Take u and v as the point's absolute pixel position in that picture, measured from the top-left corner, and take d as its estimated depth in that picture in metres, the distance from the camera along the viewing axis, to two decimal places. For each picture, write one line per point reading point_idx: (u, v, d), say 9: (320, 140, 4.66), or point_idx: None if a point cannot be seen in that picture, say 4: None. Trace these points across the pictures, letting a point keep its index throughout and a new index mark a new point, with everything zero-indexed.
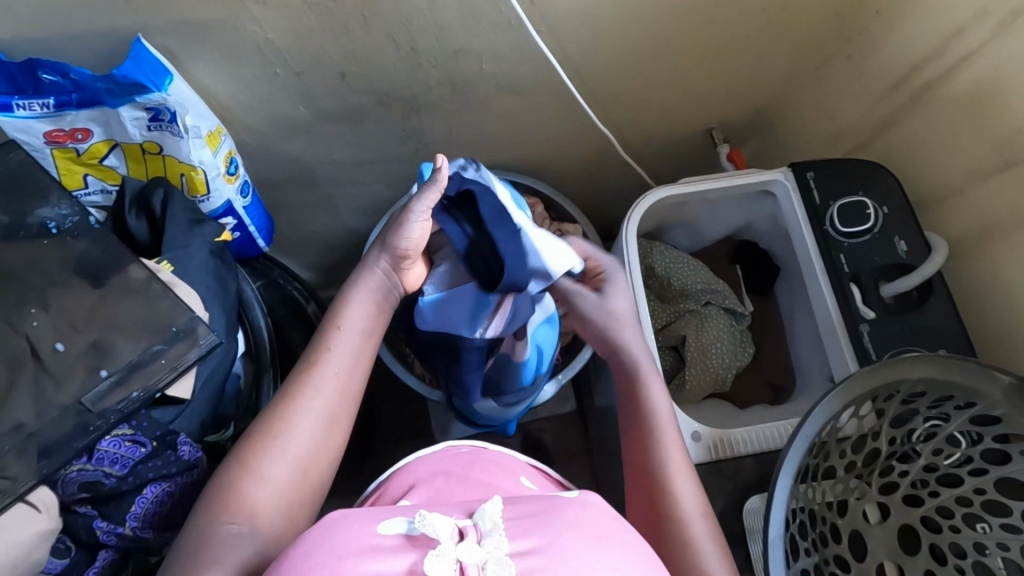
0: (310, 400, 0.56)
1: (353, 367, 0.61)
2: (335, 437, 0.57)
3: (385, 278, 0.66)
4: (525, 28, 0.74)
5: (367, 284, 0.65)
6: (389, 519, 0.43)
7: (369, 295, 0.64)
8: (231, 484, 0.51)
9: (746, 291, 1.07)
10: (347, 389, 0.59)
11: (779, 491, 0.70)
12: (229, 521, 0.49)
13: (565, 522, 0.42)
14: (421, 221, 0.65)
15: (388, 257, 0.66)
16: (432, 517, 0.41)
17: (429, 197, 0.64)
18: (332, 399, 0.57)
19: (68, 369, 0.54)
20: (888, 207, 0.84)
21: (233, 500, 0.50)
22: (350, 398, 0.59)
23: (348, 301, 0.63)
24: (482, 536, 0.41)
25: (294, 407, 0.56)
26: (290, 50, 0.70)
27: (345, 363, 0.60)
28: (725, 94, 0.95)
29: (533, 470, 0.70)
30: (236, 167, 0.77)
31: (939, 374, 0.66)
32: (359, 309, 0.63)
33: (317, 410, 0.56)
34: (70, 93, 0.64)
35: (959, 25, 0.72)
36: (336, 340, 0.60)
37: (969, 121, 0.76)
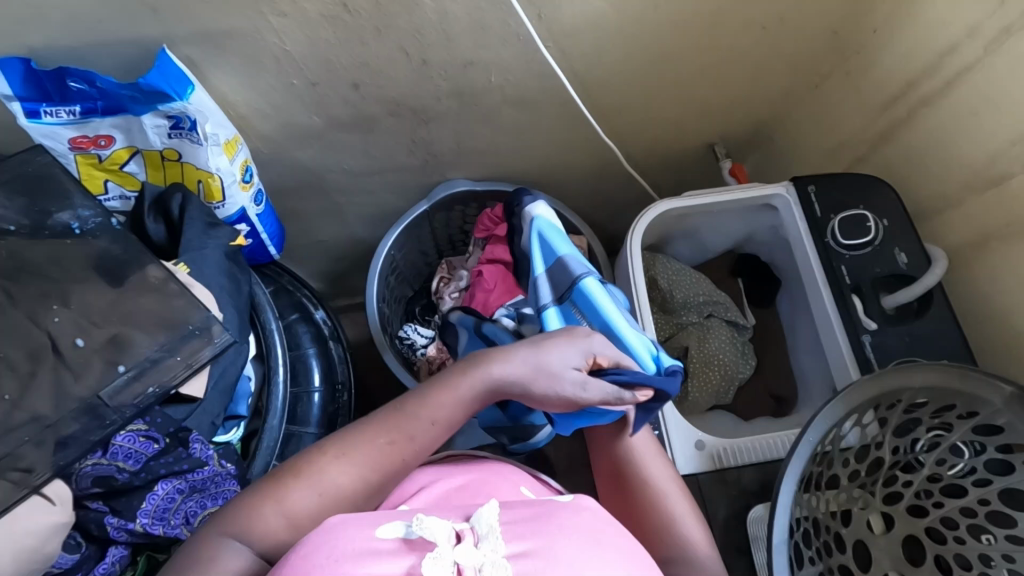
0: (366, 461, 0.56)
1: (423, 446, 0.60)
2: (370, 507, 0.56)
3: (512, 379, 0.62)
4: (533, 42, 0.76)
5: (486, 372, 0.62)
6: (387, 523, 0.46)
7: (474, 387, 0.61)
8: (254, 507, 0.52)
9: (746, 302, 1.10)
10: (406, 465, 0.59)
11: (782, 496, 0.72)
12: (244, 542, 0.51)
13: (555, 527, 0.46)
14: (568, 364, 0.63)
15: (535, 360, 0.62)
16: (427, 522, 0.44)
17: (605, 357, 0.65)
18: (389, 470, 0.57)
19: (86, 364, 0.57)
20: (887, 219, 0.85)
21: (255, 527, 0.51)
22: (404, 471, 0.58)
23: (444, 390, 0.61)
24: (479, 539, 0.44)
25: (345, 460, 0.56)
26: (307, 60, 0.73)
27: (419, 443, 0.59)
28: (727, 108, 0.98)
29: (531, 479, 0.71)
30: (251, 175, 0.79)
31: (939, 382, 0.67)
32: (460, 396, 0.61)
33: (364, 477, 0.56)
34: (95, 100, 0.67)
35: (953, 41, 0.75)
36: (419, 425, 0.59)
37: (964, 134, 0.78)
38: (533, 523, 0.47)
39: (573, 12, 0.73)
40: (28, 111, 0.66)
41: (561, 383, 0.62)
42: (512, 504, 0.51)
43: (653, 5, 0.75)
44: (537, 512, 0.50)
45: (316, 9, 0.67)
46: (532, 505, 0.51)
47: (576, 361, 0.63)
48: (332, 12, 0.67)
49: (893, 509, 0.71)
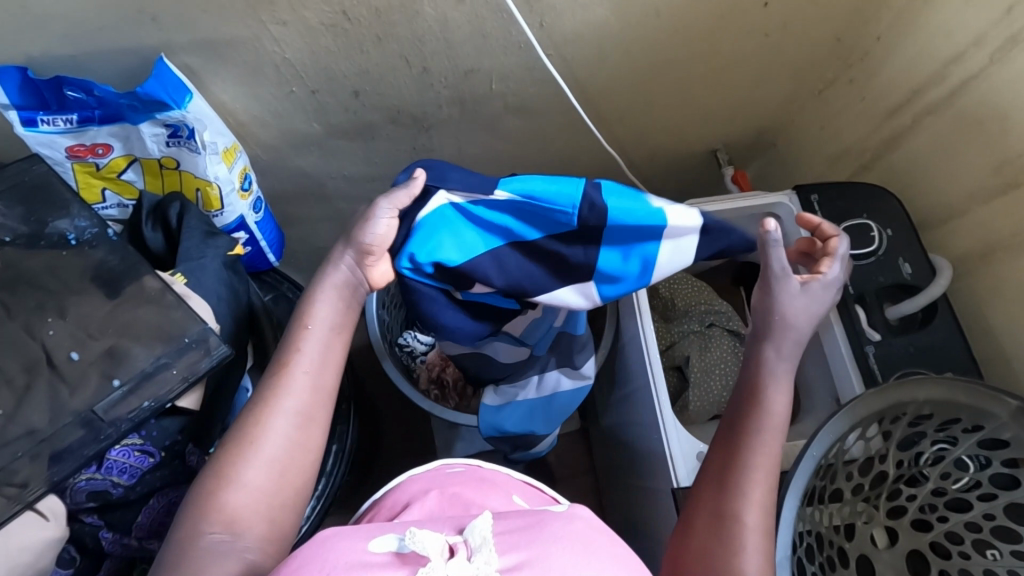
0: (280, 399, 0.55)
1: (327, 353, 0.60)
2: (311, 432, 0.56)
3: (351, 275, 0.63)
4: (535, 50, 0.76)
5: (331, 281, 0.62)
6: (379, 536, 0.46)
7: (335, 291, 0.62)
8: (207, 493, 0.51)
9: (749, 311, 1.09)
10: (321, 381, 0.58)
11: (785, 512, 0.69)
12: (209, 531, 0.49)
13: (550, 536, 0.46)
14: (386, 218, 0.63)
15: (352, 251, 0.63)
16: (421, 535, 0.44)
17: (398, 200, 0.63)
18: (308, 398, 0.57)
19: (83, 377, 0.56)
20: (892, 228, 0.85)
21: (211, 509, 0.50)
22: (323, 389, 0.58)
23: (312, 299, 0.61)
24: (472, 551, 0.44)
25: (266, 409, 0.55)
26: (307, 68, 0.72)
27: (315, 356, 0.59)
28: (730, 115, 0.97)
29: (527, 487, 0.69)
30: (251, 183, 0.78)
31: (943, 397, 0.66)
32: (324, 302, 0.61)
33: (289, 411, 0.55)
34: (92, 109, 0.67)
35: (959, 50, 0.74)
36: (304, 338, 0.59)
37: (969, 143, 0.77)
38: (527, 532, 0.47)
39: (575, 19, 0.73)
40: (25, 120, 0.65)
41: (383, 241, 0.64)
42: (509, 515, 0.51)
43: (655, 12, 0.74)
44: (531, 521, 0.49)
45: (316, 17, 0.66)
46: (528, 515, 0.51)
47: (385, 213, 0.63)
48: (332, 20, 0.67)
49: (897, 522, 0.71)
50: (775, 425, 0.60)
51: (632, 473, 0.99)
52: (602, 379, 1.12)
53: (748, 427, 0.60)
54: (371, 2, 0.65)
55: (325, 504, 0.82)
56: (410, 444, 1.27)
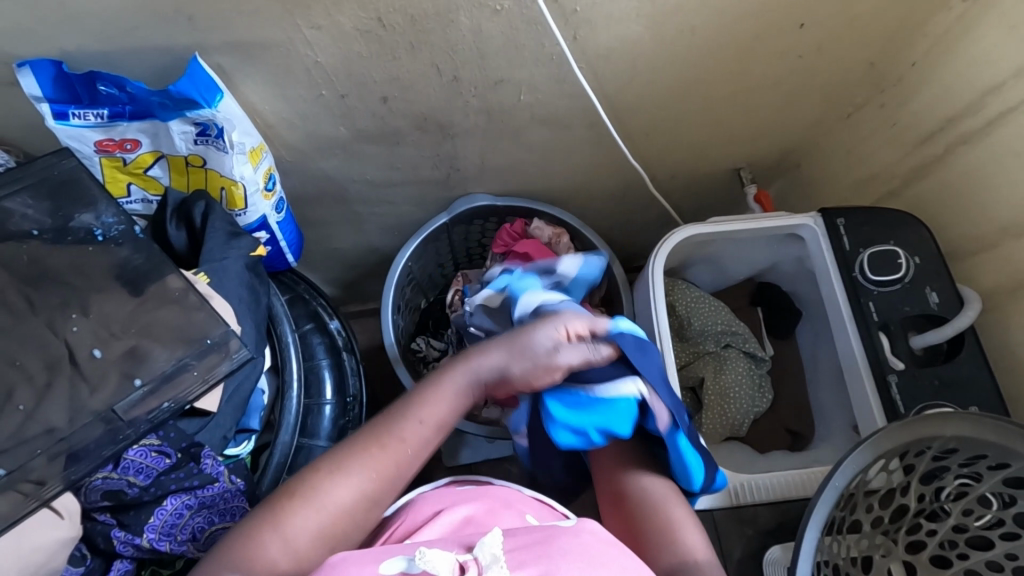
0: (357, 475, 0.58)
1: (416, 450, 0.61)
2: (368, 514, 0.58)
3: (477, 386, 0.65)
4: (567, 62, 0.75)
5: (464, 382, 0.65)
6: (389, 558, 0.48)
7: (455, 392, 0.64)
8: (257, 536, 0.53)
9: (765, 332, 1.07)
10: (401, 471, 0.60)
11: (805, 546, 0.68)
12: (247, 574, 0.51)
13: (560, 553, 0.47)
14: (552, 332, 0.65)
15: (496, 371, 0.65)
16: (431, 556, 0.44)
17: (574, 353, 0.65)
18: (389, 478, 0.59)
19: (102, 376, 0.56)
20: (919, 257, 0.83)
21: (255, 556, 0.52)
22: (399, 479, 0.60)
23: (436, 393, 0.64)
24: (482, 569, 0.44)
25: (343, 469, 0.58)
26: (337, 73, 0.72)
27: (412, 448, 0.61)
28: (756, 135, 0.96)
29: (538, 504, 0.69)
30: (274, 183, 0.78)
31: (973, 433, 0.64)
32: (441, 398, 0.63)
33: (356, 488, 0.57)
34: (124, 105, 0.67)
35: (996, 82, 0.73)
36: (415, 423, 0.62)
37: (1004, 176, 0.76)
38: (535, 548, 0.48)
39: (608, 34, 0.72)
40: (56, 112, 0.66)
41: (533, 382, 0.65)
42: (516, 530, 0.52)
43: (690, 31, 0.74)
44: (539, 537, 0.50)
45: (351, 24, 0.66)
46: (534, 530, 0.52)
47: (549, 330, 0.65)
48: (366, 27, 0.66)
49: (916, 558, 0.69)
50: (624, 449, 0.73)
51: None
52: None
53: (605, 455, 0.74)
54: (406, 10, 0.65)
55: None
56: None
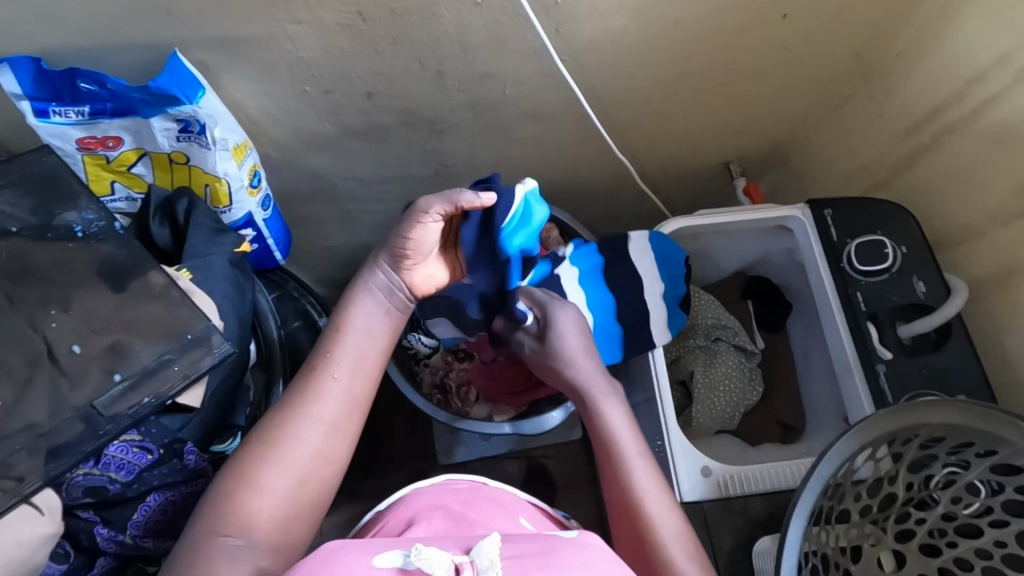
0: (316, 410, 0.57)
1: (360, 369, 0.61)
2: (338, 442, 0.57)
3: (388, 281, 0.68)
4: (551, 56, 0.75)
5: (371, 303, 0.66)
6: (384, 553, 0.46)
7: (372, 307, 0.65)
8: (229, 490, 0.51)
9: (757, 326, 1.06)
10: (354, 396, 0.60)
11: (791, 532, 0.70)
12: (226, 533, 0.48)
13: (562, 563, 0.45)
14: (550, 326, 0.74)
15: (387, 263, 0.67)
16: (427, 552, 0.43)
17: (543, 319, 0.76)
18: (335, 416, 0.58)
19: (83, 372, 0.55)
20: (907, 246, 0.84)
21: (230, 511, 0.50)
22: (354, 405, 0.60)
23: (352, 313, 0.65)
24: (478, 571, 0.43)
25: (298, 415, 0.56)
26: (321, 69, 0.72)
27: (352, 370, 0.61)
28: (744, 127, 0.96)
29: (532, 508, 0.69)
30: (260, 180, 0.78)
31: (959, 420, 0.64)
32: (363, 316, 0.65)
33: (319, 420, 0.57)
34: (105, 101, 0.66)
35: (981, 70, 0.73)
36: (340, 352, 0.61)
37: (990, 163, 0.76)
38: (538, 557, 0.46)
39: (592, 27, 0.72)
40: (37, 110, 0.65)
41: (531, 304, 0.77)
42: (516, 537, 0.50)
43: (675, 22, 0.74)
44: (540, 546, 0.48)
45: (332, 17, 0.66)
46: (536, 538, 0.50)
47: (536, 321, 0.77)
48: (348, 21, 0.66)
49: (906, 547, 0.67)
50: (623, 431, 0.66)
51: None
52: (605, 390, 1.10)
53: (607, 439, 0.65)
54: (388, 4, 0.65)
55: None
56: (410, 450, 1.26)
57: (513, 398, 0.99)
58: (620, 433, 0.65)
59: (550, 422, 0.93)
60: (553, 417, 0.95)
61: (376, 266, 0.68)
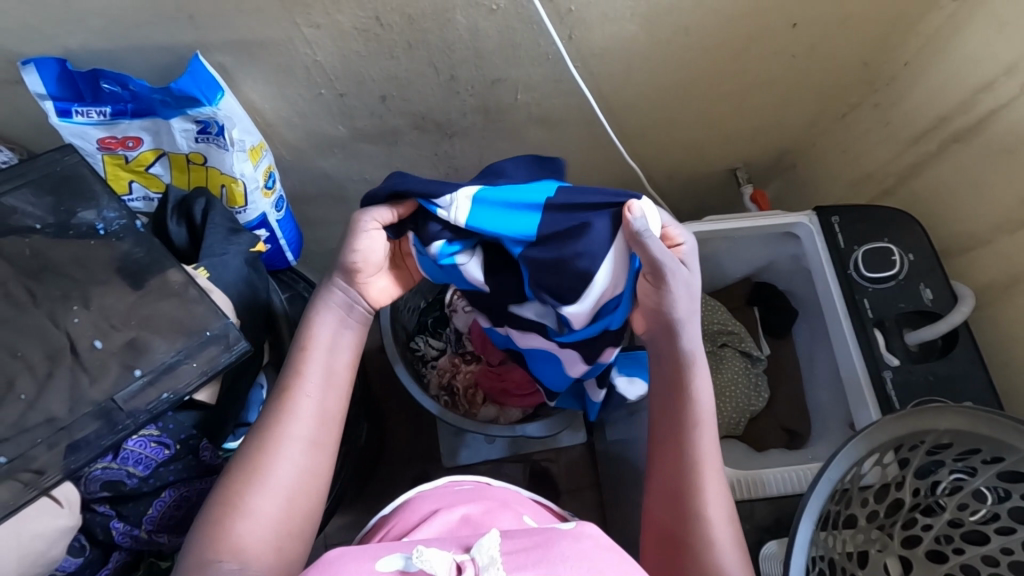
0: (289, 429, 0.56)
1: (328, 379, 0.61)
2: (318, 458, 0.57)
3: (346, 297, 0.65)
4: (563, 62, 0.76)
5: (330, 312, 0.63)
6: (386, 555, 0.47)
7: (333, 317, 0.63)
8: (218, 521, 0.51)
9: (762, 330, 1.09)
10: (326, 409, 0.59)
11: (798, 537, 0.68)
12: (218, 561, 0.49)
13: (558, 556, 0.46)
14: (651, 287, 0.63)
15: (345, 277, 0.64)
16: (429, 554, 0.44)
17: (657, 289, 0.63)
18: (309, 433, 0.57)
19: (103, 367, 0.56)
20: (913, 254, 0.84)
21: (220, 542, 0.50)
22: (327, 416, 0.59)
23: (314, 323, 0.62)
24: (479, 570, 0.44)
25: (276, 436, 0.56)
26: (337, 72, 0.73)
27: (320, 380, 0.60)
28: (752, 134, 0.97)
29: (536, 507, 0.69)
30: (274, 181, 0.79)
31: (966, 426, 0.64)
32: (325, 325, 0.62)
33: (295, 438, 0.56)
34: (126, 102, 0.68)
35: (988, 80, 0.74)
36: (312, 367, 0.60)
37: (996, 172, 0.76)
38: (535, 552, 0.46)
39: (603, 34, 0.73)
40: (60, 110, 0.67)
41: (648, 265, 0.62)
42: (514, 532, 0.51)
43: (685, 30, 0.75)
44: (537, 540, 0.49)
45: (350, 22, 0.67)
46: (534, 532, 0.50)
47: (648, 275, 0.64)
48: (365, 25, 0.67)
49: (911, 552, 0.68)
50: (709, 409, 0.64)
51: (638, 490, 0.98)
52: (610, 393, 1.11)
53: (681, 425, 0.63)
54: (404, 9, 0.66)
55: (331, 506, 0.84)
56: (415, 451, 1.26)
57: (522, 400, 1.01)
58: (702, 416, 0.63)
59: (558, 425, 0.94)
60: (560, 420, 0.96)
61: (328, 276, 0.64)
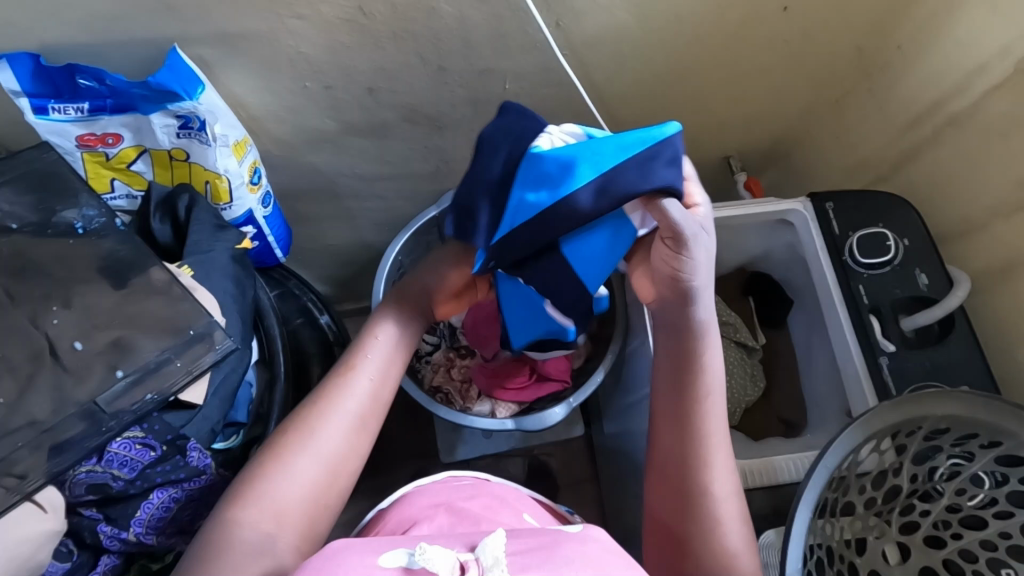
0: (342, 404, 0.59)
1: (386, 373, 0.64)
2: (365, 439, 0.59)
3: (415, 307, 0.70)
4: (550, 50, 0.75)
5: (396, 314, 0.68)
6: (389, 551, 0.46)
7: (399, 316, 0.68)
8: (259, 480, 0.53)
9: (757, 324, 1.07)
10: (378, 398, 0.62)
11: (796, 526, 0.67)
12: (254, 519, 0.51)
13: (563, 558, 0.45)
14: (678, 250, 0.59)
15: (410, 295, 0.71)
16: (432, 552, 0.43)
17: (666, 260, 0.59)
18: (362, 413, 0.60)
19: (87, 367, 0.55)
20: (908, 238, 0.83)
21: (258, 500, 0.52)
22: (380, 405, 0.61)
23: (383, 319, 0.68)
24: (483, 571, 0.43)
25: (325, 411, 0.58)
26: (321, 63, 0.72)
27: (379, 369, 0.63)
28: (745, 122, 0.96)
29: (535, 505, 0.68)
30: (260, 177, 0.78)
31: (961, 412, 0.64)
32: (394, 323, 0.67)
33: (348, 413, 0.59)
34: (105, 98, 0.66)
35: (981, 62, 0.73)
36: (372, 354, 0.64)
37: (992, 156, 0.76)
38: (539, 553, 0.45)
39: (592, 22, 0.72)
40: (36, 107, 0.65)
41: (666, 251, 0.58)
42: (521, 532, 0.50)
43: (675, 16, 0.73)
44: (543, 541, 0.48)
45: (333, 12, 0.66)
46: (540, 532, 0.50)
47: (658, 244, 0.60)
48: (348, 16, 0.66)
49: (910, 539, 0.68)
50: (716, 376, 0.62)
51: (636, 482, 0.98)
52: (607, 386, 1.10)
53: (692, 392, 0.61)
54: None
55: None
56: (412, 448, 1.26)
57: (517, 394, 0.99)
58: (709, 380, 0.61)
59: (554, 417, 0.92)
60: (555, 413, 0.94)
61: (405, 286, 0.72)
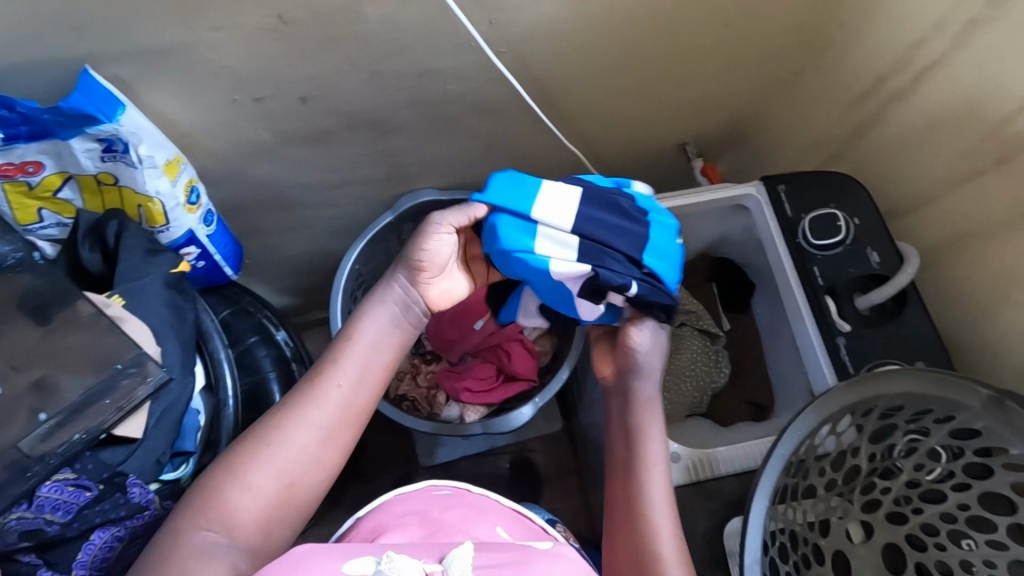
0: (306, 413, 0.57)
1: (360, 381, 0.61)
2: (331, 451, 0.57)
3: (403, 293, 0.65)
4: (485, 49, 0.73)
5: (378, 308, 0.64)
6: (356, 557, 0.45)
7: (381, 308, 0.64)
8: (213, 488, 0.52)
9: (721, 308, 1.07)
10: (351, 407, 0.59)
11: (753, 516, 0.67)
12: (204, 528, 0.50)
13: None
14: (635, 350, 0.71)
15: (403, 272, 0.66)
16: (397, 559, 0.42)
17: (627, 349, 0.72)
18: (328, 422, 0.58)
19: (12, 411, 0.57)
20: (859, 218, 0.84)
21: (213, 508, 0.51)
22: (352, 415, 0.59)
23: (364, 317, 0.64)
24: None
25: (291, 419, 0.57)
26: (249, 74, 0.69)
27: (353, 375, 0.60)
28: (696, 108, 0.95)
29: (514, 514, 0.65)
30: (198, 196, 0.75)
31: (917, 389, 0.63)
32: (375, 320, 0.64)
33: (314, 424, 0.57)
34: (18, 125, 0.63)
35: (918, 36, 0.73)
36: (347, 356, 0.61)
37: (936, 128, 0.76)
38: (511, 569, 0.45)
39: (526, 17, 0.71)
40: None
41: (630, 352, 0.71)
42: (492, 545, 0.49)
43: (610, 6, 0.72)
44: (515, 556, 0.47)
45: (253, 22, 0.63)
46: (511, 547, 0.49)
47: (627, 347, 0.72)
48: (270, 25, 0.64)
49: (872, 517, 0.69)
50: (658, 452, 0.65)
51: None
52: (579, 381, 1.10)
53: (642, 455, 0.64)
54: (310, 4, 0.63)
55: None
56: (389, 455, 1.24)
57: (484, 396, 0.98)
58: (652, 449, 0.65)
59: (521, 417, 0.91)
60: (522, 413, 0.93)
61: (391, 273, 0.66)
